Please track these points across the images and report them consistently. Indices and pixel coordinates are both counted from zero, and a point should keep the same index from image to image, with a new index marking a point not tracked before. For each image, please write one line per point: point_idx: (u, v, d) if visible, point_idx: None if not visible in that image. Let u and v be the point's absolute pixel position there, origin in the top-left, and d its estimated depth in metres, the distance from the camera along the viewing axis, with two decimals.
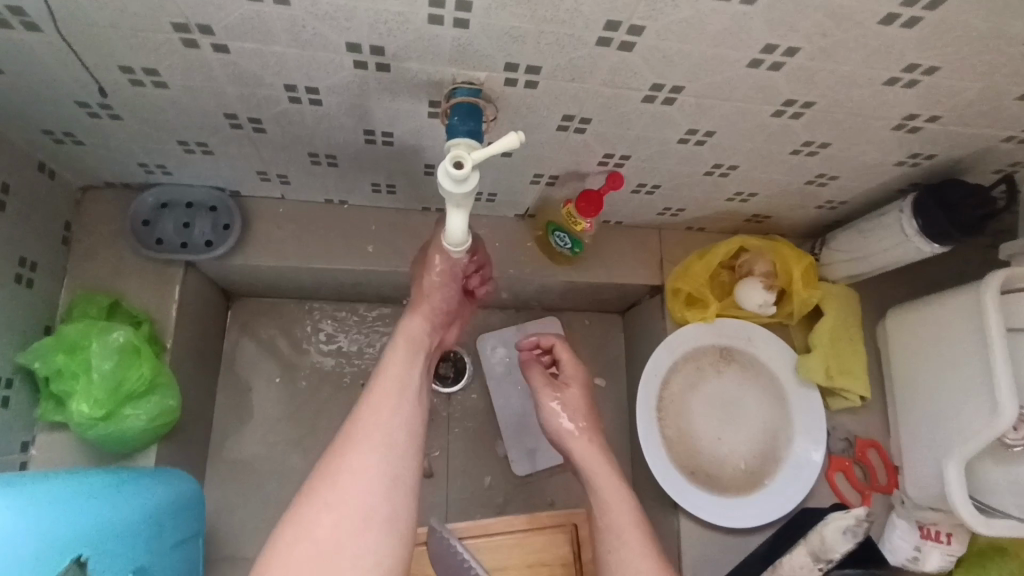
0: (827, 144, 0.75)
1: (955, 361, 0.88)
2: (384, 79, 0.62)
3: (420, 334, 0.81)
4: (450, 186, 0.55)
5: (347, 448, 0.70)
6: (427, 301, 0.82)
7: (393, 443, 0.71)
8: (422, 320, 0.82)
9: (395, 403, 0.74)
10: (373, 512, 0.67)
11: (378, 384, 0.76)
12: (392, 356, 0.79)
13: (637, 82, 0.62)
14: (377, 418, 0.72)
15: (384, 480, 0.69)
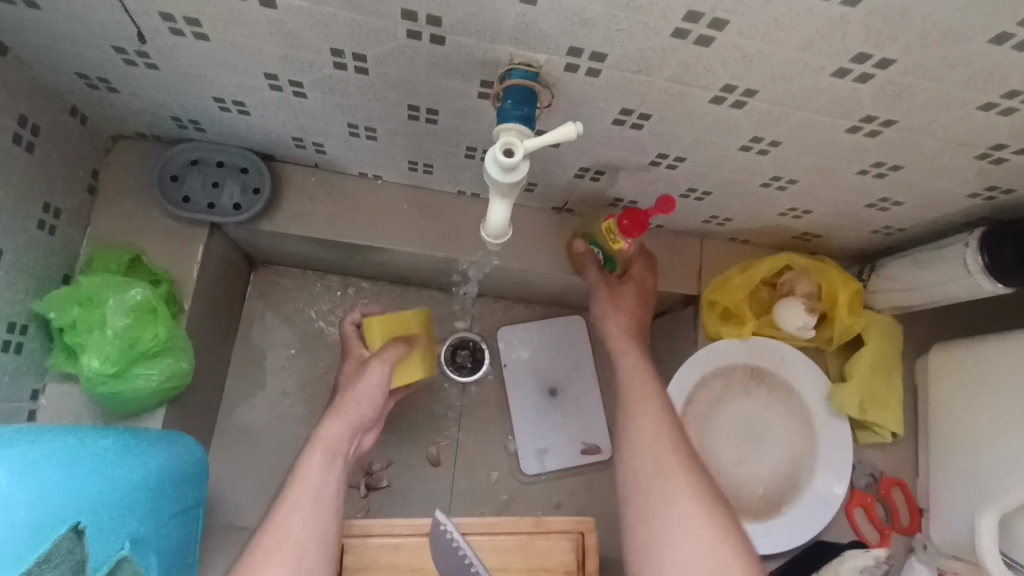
0: (898, 167, 0.70)
1: (1003, 409, 0.83)
2: (437, 52, 0.58)
3: (341, 441, 0.78)
4: (497, 174, 0.51)
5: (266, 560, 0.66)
6: (353, 403, 0.80)
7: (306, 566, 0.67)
8: (348, 416, 0.79)
9: (315, 504, 0.71)
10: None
11: (292, 492, 0.72)
12: (310, 457, 0.75)
13: (707, 81, 0.58)
14: (293, 528, 0.69)
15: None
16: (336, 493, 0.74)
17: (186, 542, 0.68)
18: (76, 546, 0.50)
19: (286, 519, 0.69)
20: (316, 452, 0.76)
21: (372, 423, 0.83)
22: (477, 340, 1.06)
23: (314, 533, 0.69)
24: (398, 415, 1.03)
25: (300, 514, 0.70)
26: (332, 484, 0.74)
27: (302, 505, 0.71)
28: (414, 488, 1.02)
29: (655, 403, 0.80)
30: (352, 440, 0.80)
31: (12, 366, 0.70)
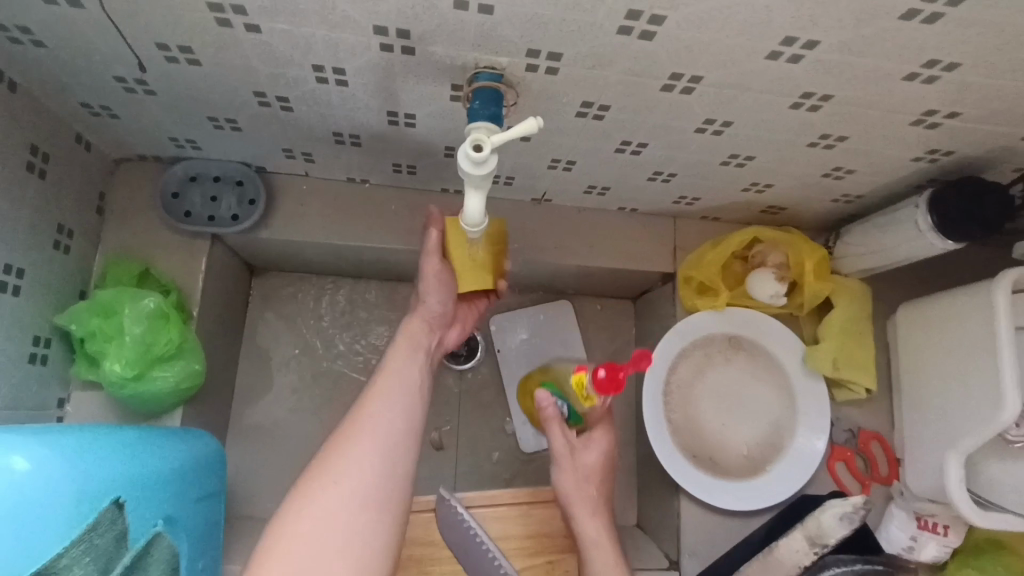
0: (844, 138, 0.75)
1: (960, 359, 0.89)
2: (409, 61, 0.64)
3: (420, 337, 0.86)
4: (469, 168, 0.57)
5: (358, 432, 0.71)
6: (426, 308, 0.87)
7: (393, 441, 0.71)
8: (421, 326, 0.86)
9: (398, 393, 0.77)
10: (388, 493, 0.68)
11: (382, 380, 0.78)
12: (395, 353, 0.82)
13: (656, 71, 0.63)
14: (382, 411, 0.74)
15: (383, 463, 0.69)
16: (416, 386, 0.79)
17: (214, 525, 0.75)
18: (117, 518, 0.57)
19: (377, 401, 0.75)
20: (400, 347, 0.83)
21: (445, 319, 0.89)
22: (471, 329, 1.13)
23: (397, 418, 0.74)
24: None
25: (385, 400, 0.75)
26: (412, 378, 0.79)
27: (393, 390, 0.76)
28: (420, 472, 1.08)
29: (598, 518, 0.85)
30: (432, 339, 0.87)
31: (39, 376, 0.76)
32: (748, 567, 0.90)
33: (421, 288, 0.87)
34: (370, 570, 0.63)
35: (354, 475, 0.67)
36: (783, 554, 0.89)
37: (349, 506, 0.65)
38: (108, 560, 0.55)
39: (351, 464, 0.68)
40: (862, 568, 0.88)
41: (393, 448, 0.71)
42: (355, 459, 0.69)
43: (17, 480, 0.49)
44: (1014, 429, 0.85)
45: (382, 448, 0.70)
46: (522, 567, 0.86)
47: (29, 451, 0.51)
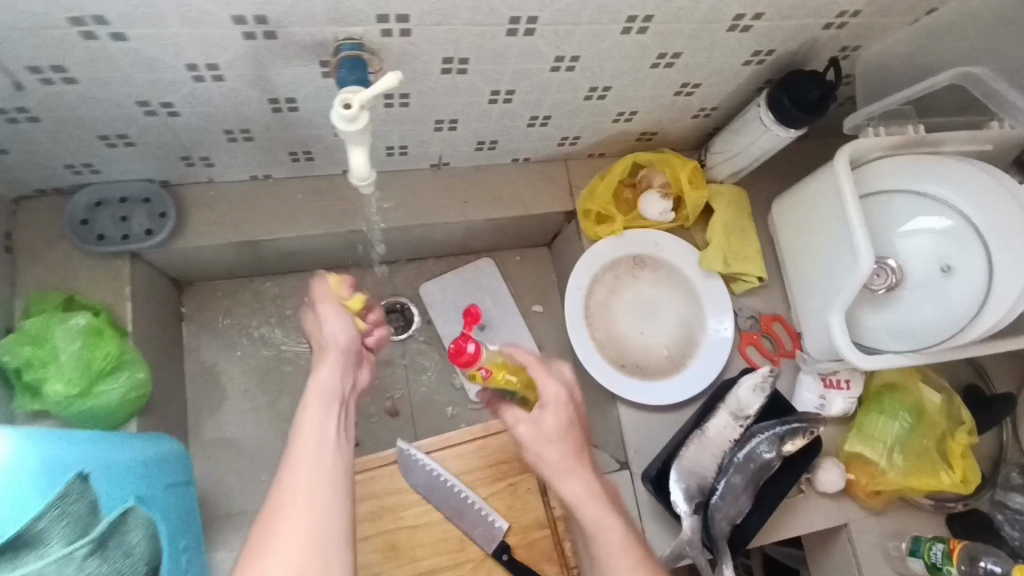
0: (679, 54, 0.86)
1: (825, 231, 1.03)
2: (274, 45, 0.70)
3: (331, 384, 0.74)
4: (344, 126, 0.64)
5: (280, 505, 0.62)
6: (326, 343, 0.77)
7: (321, 505, 0.62)
8: (330, 370, 0.75)
9: (317, 456, 0.66)
10: (328, 536, 0.61)
11: (295, 445, 0.67)
12: (306, 410, 0.71)
13: (495, 17, 0.72)
14: (300, 476, 0.64)
15: (312, 536, 0.60)
16: (337, 442, 0.69)
17: (182, 517, 0.77)
18: (86, 489, 0.55)
19: (294, 465, 0.65)
20: (310, 401, 0.72)
21: (354, 356, 0.79)
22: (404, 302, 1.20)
23: (317, 481, 0.64)
24: None
25: (305, 463, 0.65)
26: (332, 434, 0.69)
27: (313, 446, 0.67)
28: (381, 441, 1.14)
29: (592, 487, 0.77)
30: (345, 383, 0.76)
31: None
32: (687, 450, 1.00)
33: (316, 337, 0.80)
34: None
35: (279, 552, 0.58)
36: (714, 433, 1.01)
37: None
38: (86, 526, 0.54)
39: (282, 531, 0.60)
40: (782, 430, 0.98)
41: (320, 515, 0.62)
42: (286, 525, 0.60)
43: None
44: (876, 279, 0.99)
45: (310, 486, 0.64)
46: (489, 495, 0.95)
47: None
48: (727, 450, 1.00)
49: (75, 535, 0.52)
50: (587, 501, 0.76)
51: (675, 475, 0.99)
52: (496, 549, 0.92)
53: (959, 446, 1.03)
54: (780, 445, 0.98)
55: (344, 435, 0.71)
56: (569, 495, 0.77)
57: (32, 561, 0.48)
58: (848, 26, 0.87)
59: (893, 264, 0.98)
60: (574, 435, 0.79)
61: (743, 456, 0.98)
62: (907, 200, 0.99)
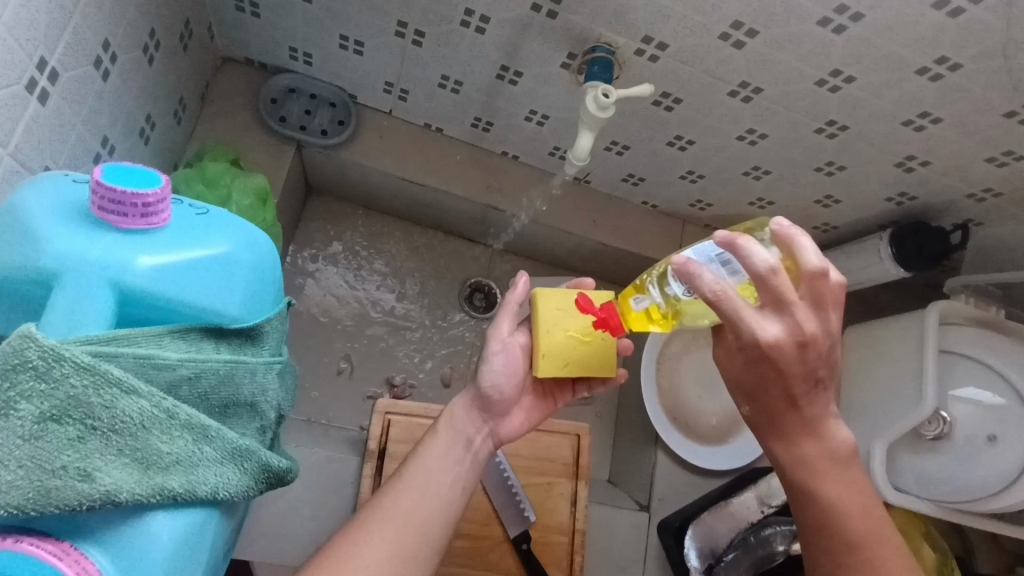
0: (843, 168, 0.97)
1: (896, 368, 1.12)
2: (546, 24, 0.79)
3: (463, 425, 0.73)
4: (593, 110, 0.73)
5: (369, 528, 0.62)
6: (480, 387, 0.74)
7: (401, 548, 0.61)
8: (469, 412, 0.74)
9: (420, 496, 0.66)
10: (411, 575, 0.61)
11: (410, 474, 0.68)
12: (434, 439, 0.72)
13: (731, 76, 0.82)
14: (394, 512, 0.64)
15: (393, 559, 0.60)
16: (447, 488, 0.68)
17: None
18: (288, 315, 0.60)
19: (400, 496, 0.65)
20: (440, 434, 0.73)
21: (501, 405, 0.75)
22: (491, 286, 1.26)
23: (415, 520, 0.64)
24: (422, 338, 1.20)
25: (406, 497, 0.65)
26: (442, 481, 0.68)
27: (421, 486, 0.67)
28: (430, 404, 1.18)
29: (851, 482, 0.63)
30: (478, 426, 0.75)
31: None
32: (708, 514, 1.06)
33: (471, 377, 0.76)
34: None
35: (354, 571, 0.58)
36: (736, 508, 1.06)
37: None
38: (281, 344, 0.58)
39: (361, 553, 0.59)
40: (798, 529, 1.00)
41: (401, 557, 0.61)
42: (365, 552, 0.60)
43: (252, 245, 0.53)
44: (928, 425, 1.08)
45: (405, 518, 0.63)
46: (528, 484, 0.99)
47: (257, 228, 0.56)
48: (744, 529, 1.03)
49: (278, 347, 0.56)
50: (852, 495, 0.63)
51: (690, 533, 1.04)
52: (518, 536, 0.95)
53: None
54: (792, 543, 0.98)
55: (458, 484, 0.70)
56: (832, 493, 0.63)
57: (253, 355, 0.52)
58: (986, 203, 0.98)
59: (946, 416, 1.07)
60: (783, 390, 0.60)
61: (756, 538, 1.00)
62: (972, 367, 1.09)
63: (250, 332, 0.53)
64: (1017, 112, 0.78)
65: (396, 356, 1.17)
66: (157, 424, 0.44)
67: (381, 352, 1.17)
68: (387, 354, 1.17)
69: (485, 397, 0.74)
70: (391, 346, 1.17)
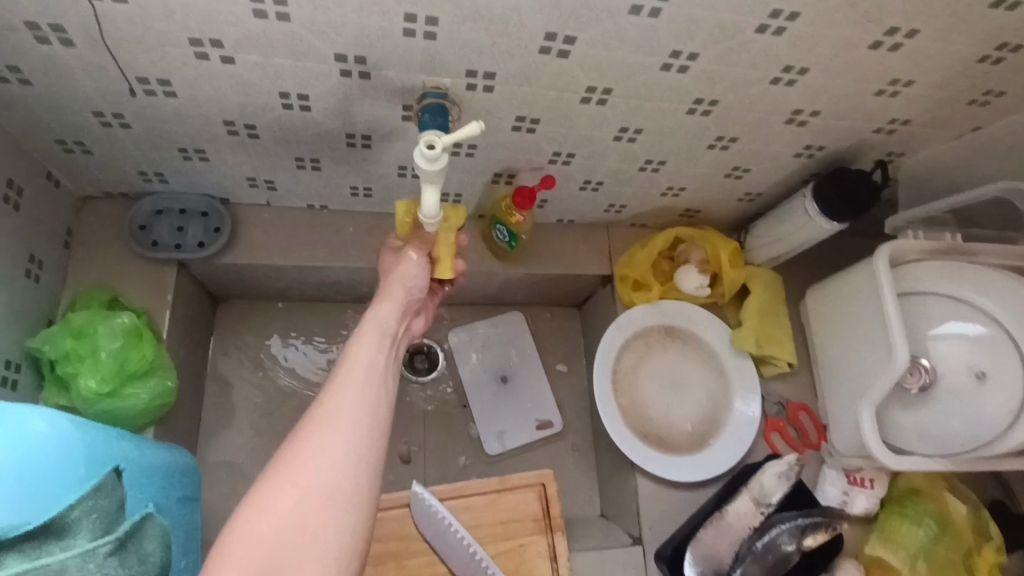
0: (735, 139, 0.90)
1: (861, 326, 1.03)
2: (365, 85, 0.75)
3: (387, 324, 0.73)
4: (424, 164, 0.67)
5: (323, 411, 0.60)
6: (397, 286, 0.78)
7: (362, 420, 0.61)
8: (391, 307, 0.75)
9: (366, 380, 0.65)
10: (367, 430, 0.61)
11: (344, 365, 0.66)
12: (360, 334, 0.71)
13: (574, 85, 0.76)
14: (346, 397, 0.62)
15: (357, 429, 0.60)
16: (386, 372, 0.68)
17: (186, 532, 0.76)
18: (118, 484, 0.55)
19: (343, 381, 0.64)
20: (364, 332, 0.71)
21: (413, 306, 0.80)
22: (430, 344, 1.21)
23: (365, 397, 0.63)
24: None
25: (352, 381, 0.64)
26: (380, 365, 0.67)
27: (359, 370, 0.65)
28: (393, 486, 1.11)
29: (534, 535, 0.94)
30: (400, 323, 0.76)
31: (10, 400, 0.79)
32: (703, 532, 0.98)
33: (388, 278, 0.80)
34: (356, 499, 0.56)
35: (319, 448, 0.57)
36: (733, 518, 0.99)
37: (317, 491, 0.55)
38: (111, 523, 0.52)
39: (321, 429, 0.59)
40: (804, 521, 0.98)
41: (368, 425, 0.61)
42: (324, 428, 0.59)
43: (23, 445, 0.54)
44: (909, 378, 1.00)
45: (353, 391, 0.63)
46: (496, 553, 0.93)
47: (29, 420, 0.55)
48: (747, 537, 0.98)
49: (98, 531, 0.51)
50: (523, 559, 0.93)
51: (687, 557, 0.96)
52: None
53: (986, 564, 1.00)
54: (802, 538, 0.97)
55: (393, 368, 0.70)
56: None
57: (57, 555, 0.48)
58: (898, 133, 0.91)
59: (926, 365, 0.99)
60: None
61: (764, 544, 0.96)
62: (941, 304, 1.00)
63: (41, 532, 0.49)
64: (881, 40, 0.72)
65: None
66: None
67: None
68: None
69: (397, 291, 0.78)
70: None
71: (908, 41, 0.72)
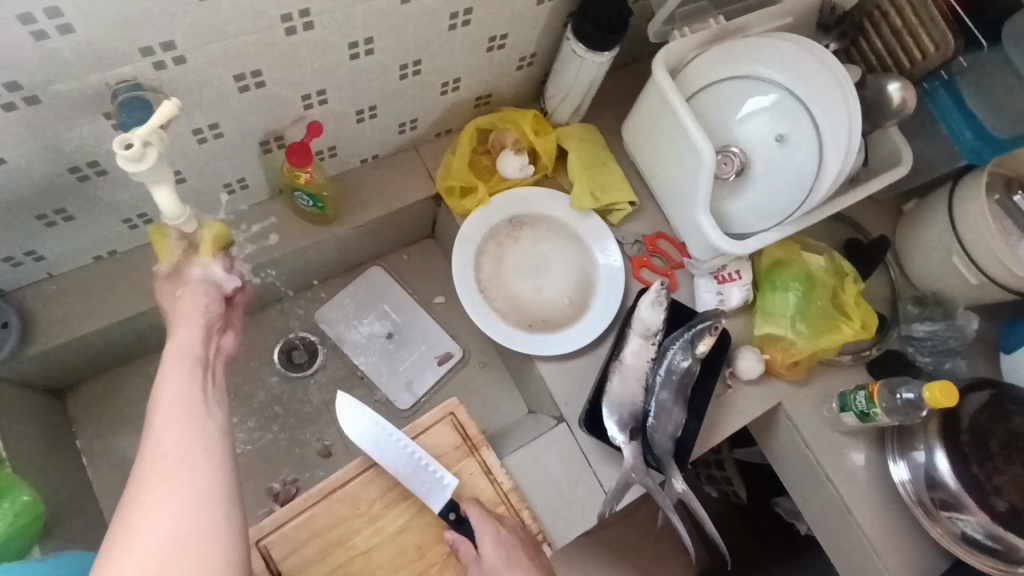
0: (470, 10, 0.87)
1: (668, 139, 1.04)
2: (45, 110, 0.68)
3: (194, 348, 0.68)
4: (132, 166, 0.62)
5: (148, 462, 0.56)
6: (184, 311, 0.73)
7: (193, 455, 0.57)
8: (190, 334, 0.70)
9: (186, 415, 0.61)
10: (205, 462, 0.57)
11: (158, 407, 0.61)
12: (164, 376, 0.64)
13: (267, 20, 0.71)
14: (169, 440, 0.58)
15: (192, 464, 0.57)
16: (209, 396, 0.64)
17: None
18: None
19: (161, 424, 0.59)
20: (170, 364, 0.66)
21: (219, 319, 0.74)
22: (304, 336, 1.18)
23: (192, 431, 0.59)
24: (280, 431, 1.13)
25: (171, 422, 0.60)
26: (200, 390, 0.64)
27: (176, 406, 0.61)
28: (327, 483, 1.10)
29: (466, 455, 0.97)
30: (208, 344, 0.70)
31: None
32: (611, 385, 1.02)
33: (173, 305, 0.74)
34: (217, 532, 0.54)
35: (154, 505, 0.53)
36: (632, 359, 1.03)
37: (168, 552, 0.51)
38: None
39: (153, 479, 0.55)
40: (691, 335, 1.03)
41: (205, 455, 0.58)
42: (154, 482, 0.55)
43: None
44: (726, 166, 1.04)
45: (178, 430, 0.59)
46: None
47: None
48: (649, 371, 1.04)
49: None
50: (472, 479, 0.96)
51: (606, 412, 1.00)
52: (444, 507, 0.90)
53: (852, 297, 1.11)
54: (694, 350, 1.02)
55: (216, 388, 0.66)
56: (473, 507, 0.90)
57: None
58: None
59: (736, 149, 1.03)
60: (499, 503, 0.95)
61: (663, 372, 1.03)
62: (728, 88, 1.04)
63: None
64: None
65: (265, 464, 1.10)
66: None
67: (250, 474, 1.09)
68: (255, 471, 1.09)
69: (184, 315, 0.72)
70: (254, 462, 1.10)
71: None
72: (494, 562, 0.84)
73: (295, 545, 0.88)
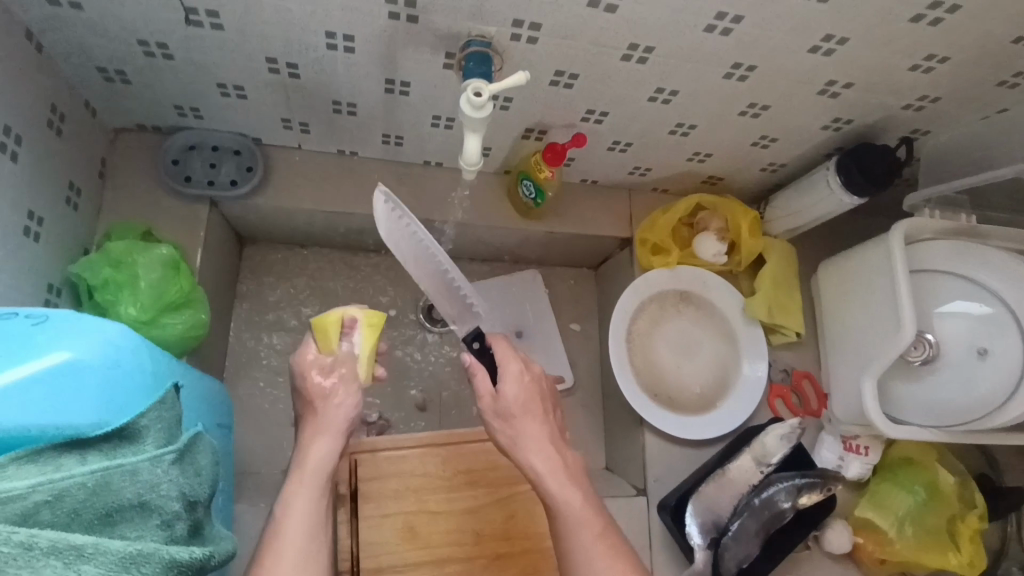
0: (768, 106, 0.91)
1: (871, 299, 1.05)
2: (411, 29, 0.75)
3: (324, 464, 0.75)
4: (470, 111, 0.70)
5: None
6: (334, 419, 0.78)
7: None
8: (328, 448, 0.76)
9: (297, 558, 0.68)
10: None
11: (278, 540, 0.69)
12: (290, 502, 0.72)
13: (617, 41, 0.77)
14: None
15: None
16: (320, 540, 0.71)
17: (224, 456, 0.84)
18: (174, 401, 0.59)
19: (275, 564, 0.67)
20: (300, 485, 0.73)
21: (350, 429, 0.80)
22: None
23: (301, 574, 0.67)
24: (391, 366, 1.19)
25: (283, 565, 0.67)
26: (315, 528, 0.71)
27: (294, 541, 0.69)
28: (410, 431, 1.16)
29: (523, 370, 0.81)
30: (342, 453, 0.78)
31: None
32: (706, 486, 1.02)
33: (320, 407, 0.79)
34: None
35: None
36: (734, 474, 1.03)
37: None
38: (170, 436, 0.57)
39: None
40: (801, 482, 1.01)
41: None
42: None
43: (113, 340, 0.62)
44: (914, 351, 1.03)
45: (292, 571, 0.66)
46: (511, 495, 0.97)
47: (105, 325, 0.62)
48: (746, 492, 1.02)
49: (163, 439, 0.56)
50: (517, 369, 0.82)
51: (691, 508, 1.01)
52: (471, 333, 0.82)
53: (968, 530, 1.06)
54: (797, 497, 1.00)
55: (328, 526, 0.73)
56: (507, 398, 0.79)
57: (130, 454, 0.53)
58: (926, 109, 0.93)
59: (932, 339, 1.02)
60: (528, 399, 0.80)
61: (761, 500, 1.00)
62: (951, 283, 1.03)
63: (121, 431, 0.53)
64: (923, 14, 0.74)
65: (368, 389, 1.17)
66: (13, 560, 0.42)
67: None
68: None
69: (323, 427, 0.78)
70: None
71: (949, 16, 0.75)
72: (509, 402, 0.79)
73: (380, 474, 0.94)
